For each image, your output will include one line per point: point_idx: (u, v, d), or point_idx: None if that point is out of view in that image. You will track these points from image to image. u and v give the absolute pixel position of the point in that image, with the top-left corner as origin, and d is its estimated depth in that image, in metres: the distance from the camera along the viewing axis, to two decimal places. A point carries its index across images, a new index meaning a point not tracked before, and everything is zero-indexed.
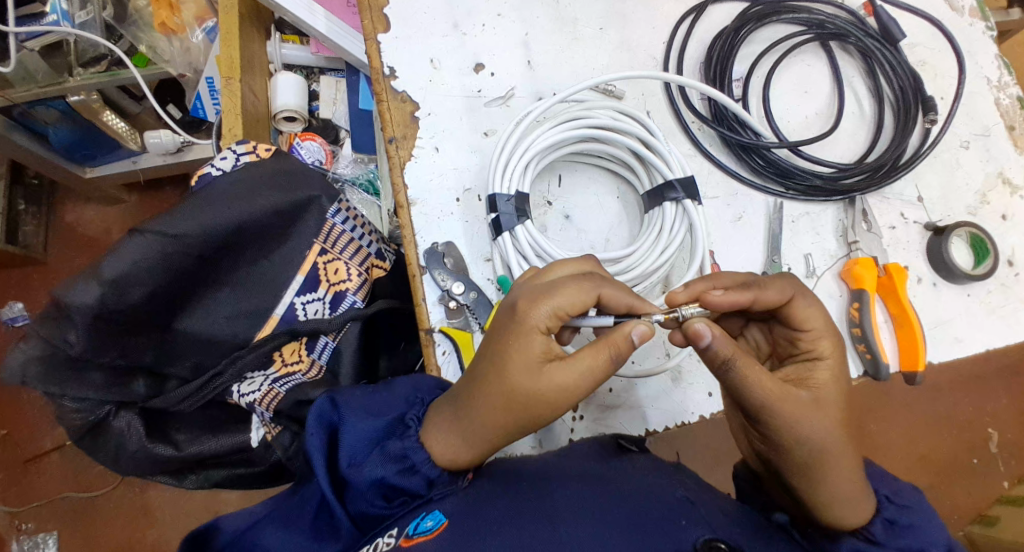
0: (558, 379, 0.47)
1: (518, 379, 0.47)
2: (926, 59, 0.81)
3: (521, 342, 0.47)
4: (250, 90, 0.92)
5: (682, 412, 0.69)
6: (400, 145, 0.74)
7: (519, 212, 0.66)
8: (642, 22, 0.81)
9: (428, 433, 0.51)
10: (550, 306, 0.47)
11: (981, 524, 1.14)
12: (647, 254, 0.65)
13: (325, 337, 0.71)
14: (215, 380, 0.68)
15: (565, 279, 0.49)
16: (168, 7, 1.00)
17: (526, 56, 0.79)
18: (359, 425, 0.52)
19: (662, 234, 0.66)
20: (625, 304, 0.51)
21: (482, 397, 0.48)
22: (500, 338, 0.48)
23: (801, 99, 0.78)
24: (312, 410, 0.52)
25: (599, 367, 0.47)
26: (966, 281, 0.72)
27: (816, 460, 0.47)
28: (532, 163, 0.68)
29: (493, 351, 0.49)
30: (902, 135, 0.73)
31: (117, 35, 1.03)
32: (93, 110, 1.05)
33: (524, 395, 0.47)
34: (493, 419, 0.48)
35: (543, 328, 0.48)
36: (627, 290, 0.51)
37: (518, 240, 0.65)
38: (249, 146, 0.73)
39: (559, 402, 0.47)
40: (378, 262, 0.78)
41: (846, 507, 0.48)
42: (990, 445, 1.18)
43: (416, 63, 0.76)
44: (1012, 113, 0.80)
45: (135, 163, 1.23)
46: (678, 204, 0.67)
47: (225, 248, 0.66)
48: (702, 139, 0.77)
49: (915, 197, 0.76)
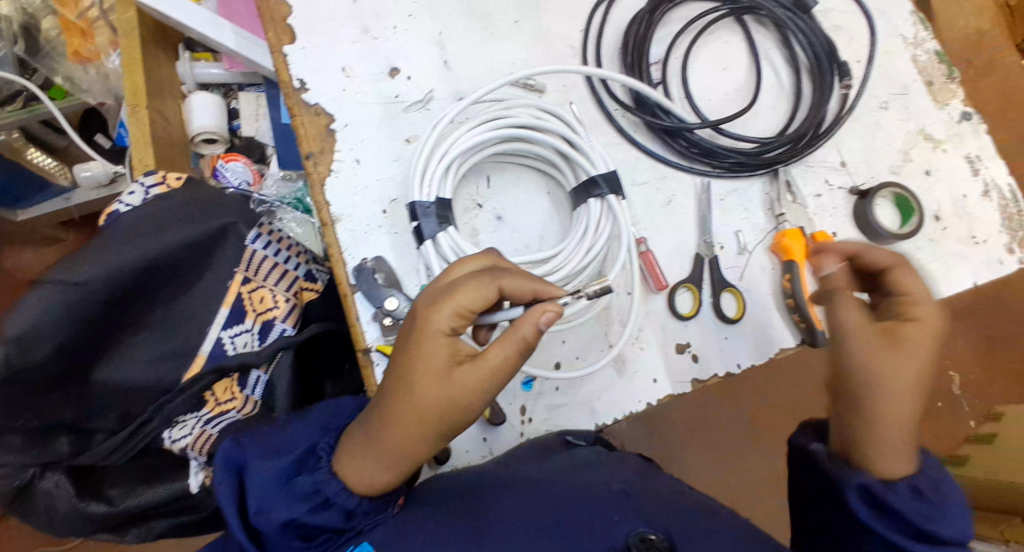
0: (465, 382, 0.45)
1: (426, 395, 0.45)
2: (840, 24, 0.81)
3: (425, 351, 0.45)
4: (161, 115, 0.89)
5: (630, 402, 0.68)
6: (318, 160, 0.71)
7: (441, 219, 0.64)
8: (558, 11, 0.79)
9: (340, 462, 0.48)
10: (450, 307, 0.45)
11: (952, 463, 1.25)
12: (575, 250, 0.65)
13: (256, 371, 0.68)
14: (144, 427, 0.65)
15: (463, 277, 0.47)
16: (81, 35, 0.96)
17: (441, 55, 0.76)
18: (264, 465, 0.47)
19: (588, 232, 0.65)
20: (529, 291, 0.49)
21: (398, 416, 0.46)
22: (405, 350, 0.47)
23: (720, 76, 0.77)
24: (217, 457, 0.48)
25: (505, 364, 0.45)
26: (894, 240, 0.73)
27: (865, 408, 0.49)
28: (454, 165, 0.66)
29: (401, 360, 0.47)
30: (819, 103, 0.74)
31: (31, 69, 0.99)
32: (18, 148, 1.03)
33: (431, 407, 0.45)
34: (402, 433, 0.46)
35: (445, 332, 0.46)
36: (529, 276, 0.49)
37: (440, 247, 0.63)
38: (158, 177, 0.70)
39: (470, 405, 0.46)
40: (309, 285, 0.75)
41: (895, 460, 0.48)
42: (953, 388, 1.30)
43: (327, 73, 0.73)
44: (929, 69, 0.82)
45: (68, 199, 1.18)
46: (603, 200, 0.67)
47: (135, 290, 0.63)
48: (626, 126, 0.76)
49: (838, 162, 0.77)
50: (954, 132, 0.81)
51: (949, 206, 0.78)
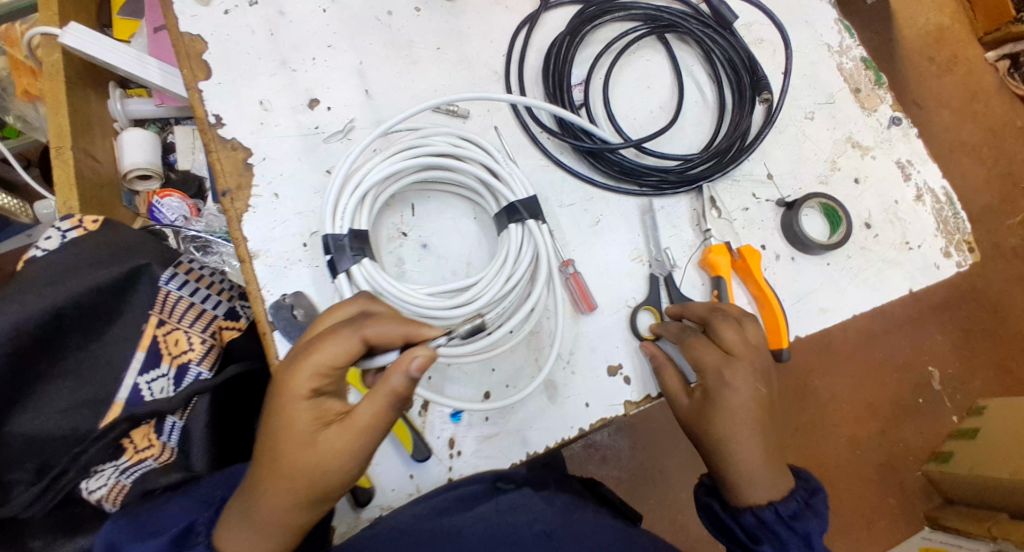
0: (330, 445, 0.44)
1: (291, 462, 0.44)
2: (764, 36, 0.81)
3: (286, 417, 0.45)
4: (88, 155, 0.87)
5: (561, 429, 0.67)
6: (235, 196, 0.70)
7: (357, 250, 0.62)
8: (480, 35, 0.79)
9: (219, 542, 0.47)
10: (307, 368, 0.44)
11: (936, 461, 1.23)
12: (492, 281, 0.64)
13: (172, 416, 0.67)
14: (60, 478, 0.62)
15: (321, 334, 0.46)
16: (30, 74, 1.00)
17: (362, 85, 0.75)
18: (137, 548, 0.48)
19: (508, 261, 0.64)
20: (399, 335, 0.46)
21: (268, 484, 0.45)
22: (269, 416, 0.46)
23: (644, 94, 0.78)
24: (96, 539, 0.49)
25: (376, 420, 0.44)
26: (823, 251, 0.73)
27: (731, 442, 0.57)
28: (370, 195, 0.65)
29: (266, 427, 0.46)
30: (741, 118, 0.74)
31: None
32: None
33: (298, 474, 0.45)
34: (274, 501, 0.45)
35: (306, 393, 0.45)
36: (394, 320, 0.46)
37: (355, 280, 0.61)
38: (75, 220, 0.68)
39: (340, 468, 0.45)
40: (229, 323, 0.73)
41: (756, 484, 0.56)
42: (933, 383, 1.29)
43: (244, 107, 0.72)
44: (855, 76, 0.82)
45: (29, 237, 1.17)
46: (522, 225, 0.66)
47: (41, 341, 0.62)
48: (552, 148, 0.76)
49: (765, 175, 0.76)
50: (882, 140, 0.80)
51: (880, 213, 0.78)
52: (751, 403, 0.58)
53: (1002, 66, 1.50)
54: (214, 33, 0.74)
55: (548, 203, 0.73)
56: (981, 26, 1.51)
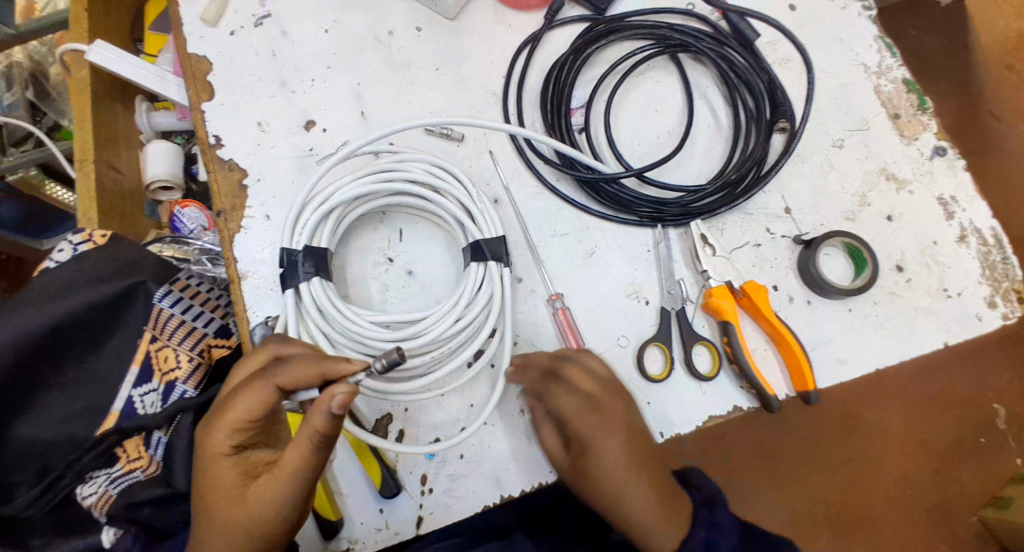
0: (262, 492, 0.46)
1: (228, 516, 0.47)
2: (790, 55, 0.75)
3: (216, 472, 0.47)
4: (111, 167, 0.91)
5: (539, 474, 0.63)
6: (229, 217, 0.70)
7: (317, 272, 0.61)
8: (480, 56, 0.76)
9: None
10: (225, 424, 0.47)
11: (993, 507, 0.82)
12: (445, 316, 0.60)
13: (157, 431, 0.68)
14: (58, 482, 0.65)
15: (238, 389, 0.48)
16: None
17: (358, 106, 0.75)
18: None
19: (467, 296, 0.61)
20: (309, 376, 0.47)
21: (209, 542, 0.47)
22: (205, 476, 0.48)
23: (651, 119, 0.73)
24: None
25: (300, 459, 0.45)
26: (843, 296, 0.66)
27: (608, 488, 0.50)
28: (334, 215, 0.64)
29: (200, 488, 0.49)
30: (756, 146, 0.69)
31: (41, 113, 1.07)
32: (34, 185, 1.11)
33: (235, 528, 0.46)
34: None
35: (229, 449, 0.48)
36: (302, 363, 0.47)
37: (305, 304, 0.60)
38: (86, 234, 0.72)
39: (274, 516, 0.47)
40: (218, 342, 0.74)
41: (648, 530, 0.49)
42: (999, 418, 0.84)
43: (243, 128, 0.73)
44: (894, 100, 0.75)
45: None
46: (490, 262, 0.63)
47: (41, 353, 0.65)
48: (547, 174, 0.72)
49: (781, 210, 0.70)
50: (921, 172, 0.73)
51: (916, 253, 0.70)
52: (628, 448, 0.51)
53: None
54: (219, 55, 0.75)
55: (539, 231, 0.70)
56: None
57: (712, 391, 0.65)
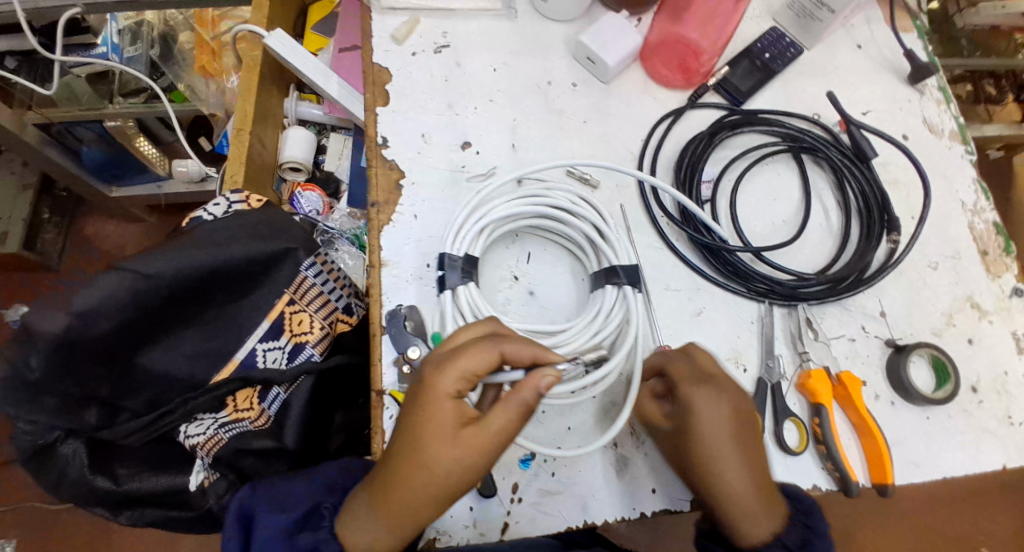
0: (471, 440, 0.52)
1: (435, 454, 0.52)
2: (898, 178, 0.84)
3: (433, 412, 0.52)
4: (259, 141, 0.99)
5: (623, 507, 0.68)
6: (381, 209, 0.77)
7: (464, 274, 0.67)
8: (627, 120, 0.84)
9: (342, 519, 0.56)
10: (456, 371, 0.52)
11: None
12: (582, 332, 0.67)
13: (277, 387, 0.72)
14: (165, 417, 0.70)
15: (466, 345, 0.54)
16: (212, 54, 1.20)
17: (511, 139, 0.82)
18: (272, 517, 0.56)
19: (598, 316, 0.68)
20: (527, 354, 0.54)
21: (407, 472, 0.52)
22: (414, 414, 0.53)
23: (770, 206, 0.81)
24: (231, 506, 0.56)
25: (506, 422, 0.52)
26: (925, 403, 0.74)
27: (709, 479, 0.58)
28: (487, 229, 0.70)
29: (406, 423, 0.54)
30: (864, 251, 0.76)
31: (158, 72, 1.19)
32: (127, 135, 1.23)
33: (441, 467, 0.52)
34: (412, 490, 0.52)
35: (451, 394, 0.53)
36: (528, 341, 0.54)
37: (457, 298, 0.65)
38: (243, 195, 0.79)
39: (474, 464, 0.52)
40: (345, 316, 0.80)
41: (749, 517, 0.58)
42: None
43: (408, 135, 0.81)
44: (985, 238, 0.84)
45: (160, 188, 1.39)
46: (620, 289, 0.70)
47: (193, 290, 0.69)
48: (669, 234, 0.79)
49: (876, 311, 0.78)
50: (1002, 307, 0.81)
51: (990, 379, 0.77)
52: (732, 440, 0.59)
53: None
54: (399, 68, 0.84)
55: (654, 284, 0.76)
56: None
57: (795, 465, 0.70)
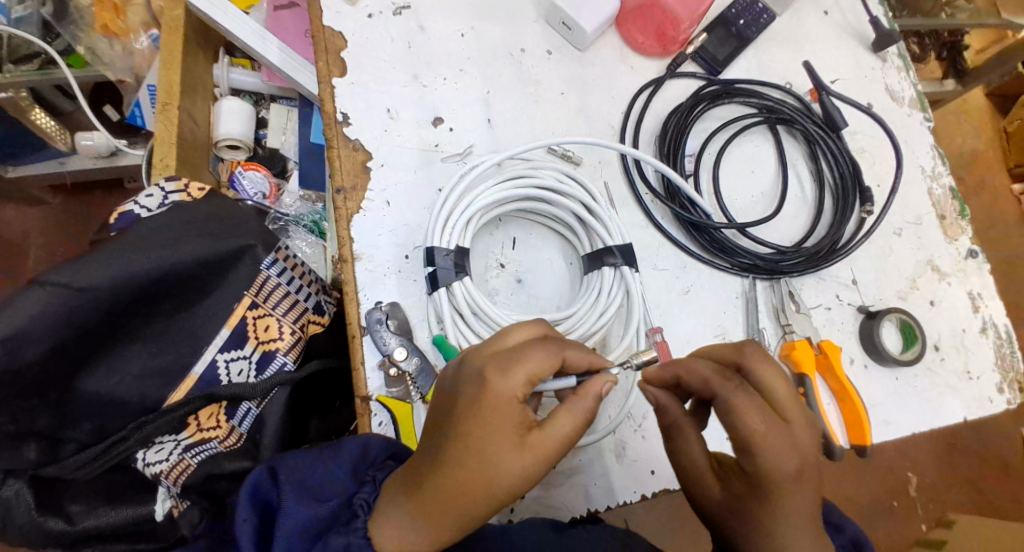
0: (539, 448, 0.48)
1: (501, 462, 0.47)
2: (865, 146, 0.85)
3: (500, 415, 0.48)
4: (189, 116, 0.88)
5: (623, 492, 0.67)
6: (348, 196, 0.70)
7: (458, 267, 0.64)
8: (604, 90, 0.81)
9: (377, 526, 0.49)
10: (527, 373, 0.48)
11: None
12: (586, 315, 0.66)
13: (248, 403, 0.67)
14: (119, 444, 0.62)
15: (531, 344, 0.50)
16: (113, 11, 1.04)
17: (485, 114, 0.77)
18: (298, 509, 0.49)
19: (599, 297, 0.66)
20: (584, 361, 0.54)
21: (463, 479, 0.47)
22: (472, 416, 0.48)
23: (748, 179, 0.81)
24: (247, 483, 0.50)
25: (571, 430, 0.50)
26: (895, 365, 0.76)
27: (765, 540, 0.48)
28: (473, 219, 0.66)
29: (461, 427, 0.48)
30: (839, 221, 0.77)
31: (53, 34, 1.05)
32: (21, 109, 1.04)
33: (505, 477, 0.47)
34: (466, 499, 0.47)
35: (519, 397, 0.48)
36: (585, 347, 0.54)
37: (453, 295, 0.63)
38: (180, 184, 0.71)
39: (537, 473, 0.49)
40: (316, 317, 0.74)
41: None
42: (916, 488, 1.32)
43: (371, 111, 0.74)
44: (942, 203, 0.87)
45: (62, 164, 1.20)
46: (617, 269, 0.68)
47: (137, 301, 0.61)
48: (654, 211, 0.77)
49: (849, 280, 0.79)
50: (959, 269, 0.84)
51: (950, 338, 0.81)
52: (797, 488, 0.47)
53: None
54: (355, 34, 0.76)
55: (642, 263, 0.75)
56: (1012, 157, 1.60)
57: None
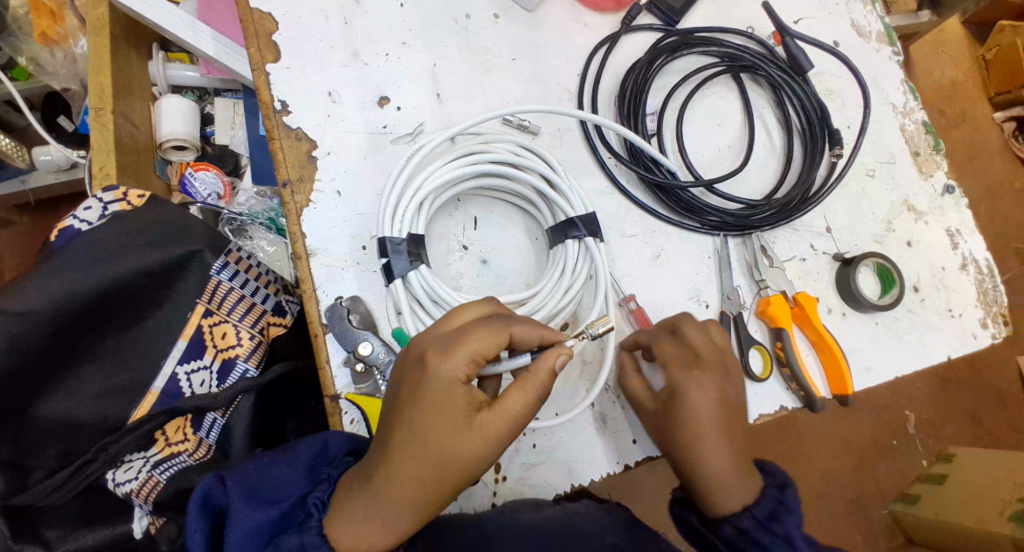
0: (486, 428, 0.46)
1: (445, 444, 0.46)
2: (832, 87, 0.82)
3: (441, 398, 0.46)
4: (127, 119, 0.84)
5: (606, 465, 0.66)
6: (295, 189, 0.67)
7: (413, 257, 0.61)
8: (557, 51, 0.77)
9: (332, 519, 0.47)
10: (467, 353, 0.46)
11: (905, 502, 1.22)
12: (553, 292, 0.63)
13: (213, 413, 0.64)
14: (86, 466, 0.59)
15: (473, 324, 0.48)
16: (50, 16, 1.00)
17: (434, 88, 0.73)
18: (251, 517, 0.47)
19: (565, 273, 0.64)
20: (535, 337, 0.49)
21: (410, 465, 0.46)
22: (414, 400, 0.46)
23: (714, 132, 0.78)
24: (196, 491, 0.47)
25: (521, 409, 0.47)
26: (874, 310, 0.74)
27: (681, 437, 0.57)
28: (426, 202, 0.64)
29: (404, 413, 0.47)
30: (810, 168, 0.75)
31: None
32: None
33: (452, 457, 0.46)
34: (414, 483, 0.46)
35: (462, 379, 0.46)
36: (536, 323, 0.50)
37: (411, 285, 0.60)
38: (119, 193, 0.66)
39: (488, 453, 0.47)
40: (276, 320, 0.71)
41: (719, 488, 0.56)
42: (909, 426, 1.32)
43: (312, 97, 0.70)
44: (916, 139, 0.84)
45: (24, 182, 1.14)
46: (581, 242, 0.65)
47: (84, 320, 0.59)
48: (618, 175, 0.75)
49: (824, 228, 0.77)
50: (936, 205, 0.82)
51: (929, 277, 0.79)
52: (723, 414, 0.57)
53: (1008, 128, 1.54)
54: (286, 15, 0.72)
55: (610, 230, 0.73)
56: (994, 85, 1.55)
57: (763, 390, 0.70)
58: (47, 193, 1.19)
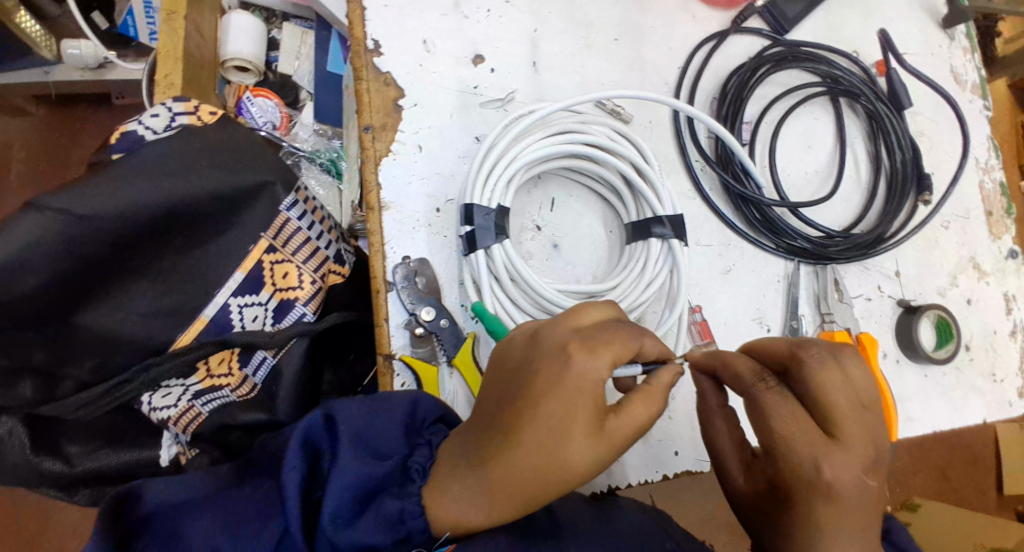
0: (617, 438, 0.41)
1: (573, 452, 0.40)
2: (923, 130, 0.80)
3: (576, 401, 0.40)
4: (196, 29, 0.79)
5: (646, 471, 0.65)
6: (377, 136, 0.64)
7: (498, 229, 0.59)
8: (660, 39, 0.74)
9: (434, 496, 0.43)
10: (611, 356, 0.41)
11: None
12: (631, 287, 0.62)
13: (263, 351, 0.62)
14: (124, 385, 0.58)
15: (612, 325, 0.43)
16: None
17: (531, 55, 0.70)
18: (356, 467, 0.42)
19: (646, 268, 0.63)
20: (657, 350, 0.47)
21: (529, 464, 0.40)
22: (544, 396, 0.40)
23: (804, 154, 0.76)
24: (300, 425, 0.43)
25: (647, 422, 0.43)
26: (927, 361, 0.74)
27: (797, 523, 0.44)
28: (517, 173, 0.61)
29: (527, 408, 0.41)
30: (894, 208, 0.73)
31: None
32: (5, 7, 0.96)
33: (577, 466, 0.40)
34: (529, 485, 0.40)
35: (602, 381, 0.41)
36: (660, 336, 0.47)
37: (493, 259, 0.58)
38: (188, 105, 0.63)
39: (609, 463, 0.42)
40: (336, 267, 0.69)
41: None
42: None
43: (407, 42, 0.67)
44: (992, 198, 0.83)
45: (47, 74, 1.10)
46: (664, 241, 0.63)
47: (145, 234, 0.55)
48: (703, 180, 0.73)
49: (893, 271, 0.76)
50: (1000, 268, 0.81)
51: (981, 337, 0.79)
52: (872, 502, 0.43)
53: None
54: None
55: None
56: None
57: None
58: (68, 91, 1.15)
